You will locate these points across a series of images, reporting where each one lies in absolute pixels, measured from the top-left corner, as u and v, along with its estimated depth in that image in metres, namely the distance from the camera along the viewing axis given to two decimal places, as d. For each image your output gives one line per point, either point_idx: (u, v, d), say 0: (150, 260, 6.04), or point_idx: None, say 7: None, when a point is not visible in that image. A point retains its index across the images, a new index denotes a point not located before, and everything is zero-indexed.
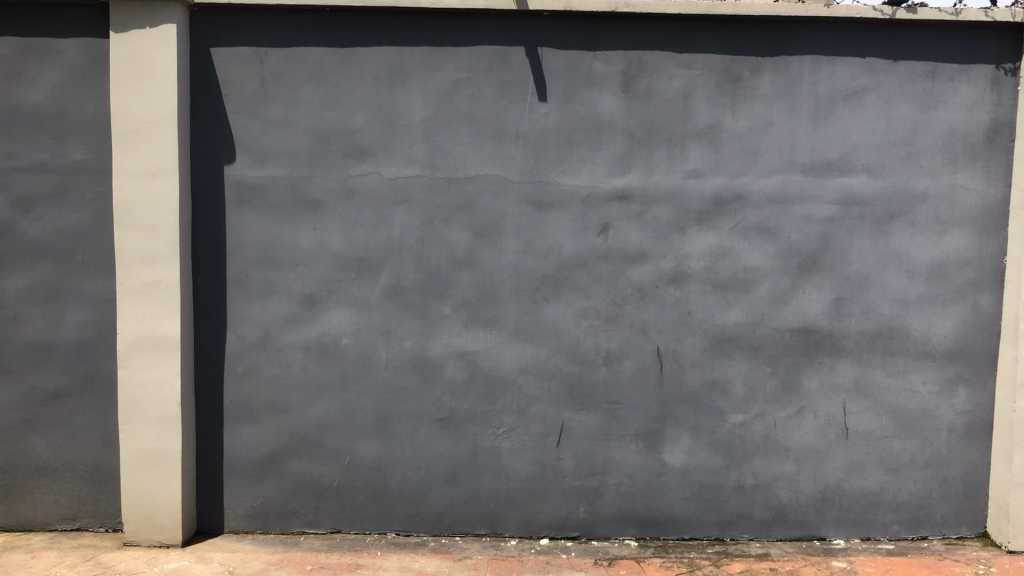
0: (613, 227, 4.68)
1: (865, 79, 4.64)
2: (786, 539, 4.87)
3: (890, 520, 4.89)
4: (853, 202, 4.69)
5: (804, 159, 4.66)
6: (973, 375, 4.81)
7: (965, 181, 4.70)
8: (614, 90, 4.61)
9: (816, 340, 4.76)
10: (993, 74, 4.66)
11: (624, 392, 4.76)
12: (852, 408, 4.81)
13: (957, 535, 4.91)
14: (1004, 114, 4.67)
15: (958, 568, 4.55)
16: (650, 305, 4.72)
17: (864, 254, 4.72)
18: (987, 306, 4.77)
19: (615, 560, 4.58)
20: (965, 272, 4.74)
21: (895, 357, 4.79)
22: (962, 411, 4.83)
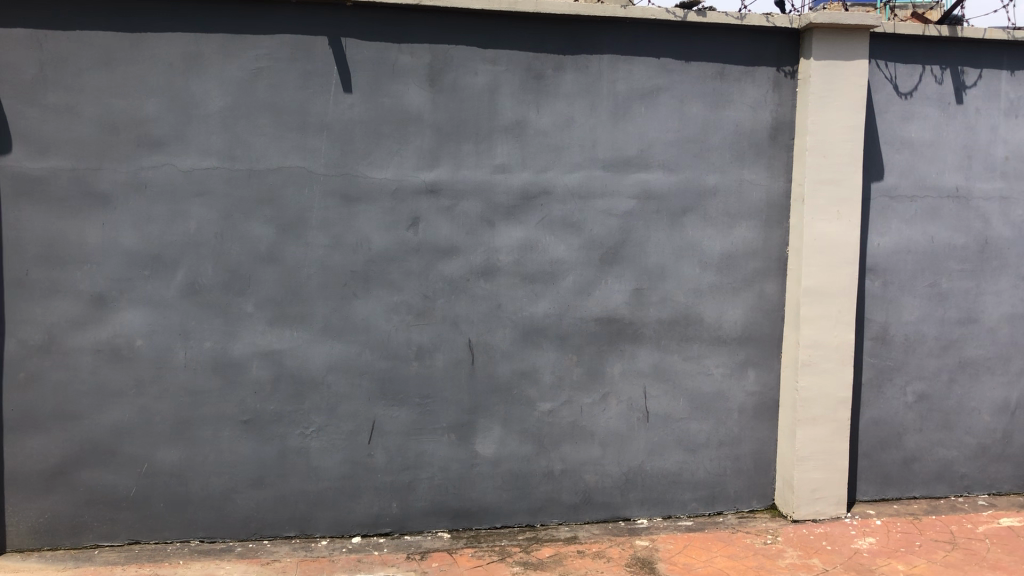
0: (422, 221, 4.67)
1: (660, 79, 4.85)
2: (594, 522, 5.05)
3: (689, 498, 5.16)
4: (650, 196, 4.90)
5: (605, 154, 4.82)
6: (761, 358, 5.14)
7: (751, 176, 5.01)
8: (419, 83, 4.60)
9: (618, 329, 4.95)
10: (775, 77, 4.99)
11: (435, 385, 4.77)
12: (653, 392, 5.04)
13: (748, 508, 5.26)
14: (785, 114, 5.02)
15: (749, 539, 4.86)
16: (460, 298, 4.75)
17: (661, 245, 4.94)
18: (772, 294, 5.11)
19: (427, 553, 4.59)
20: (752, 262, 5.07)
21: (691, 343, 5.04)
22: (751, 391, 5.16)
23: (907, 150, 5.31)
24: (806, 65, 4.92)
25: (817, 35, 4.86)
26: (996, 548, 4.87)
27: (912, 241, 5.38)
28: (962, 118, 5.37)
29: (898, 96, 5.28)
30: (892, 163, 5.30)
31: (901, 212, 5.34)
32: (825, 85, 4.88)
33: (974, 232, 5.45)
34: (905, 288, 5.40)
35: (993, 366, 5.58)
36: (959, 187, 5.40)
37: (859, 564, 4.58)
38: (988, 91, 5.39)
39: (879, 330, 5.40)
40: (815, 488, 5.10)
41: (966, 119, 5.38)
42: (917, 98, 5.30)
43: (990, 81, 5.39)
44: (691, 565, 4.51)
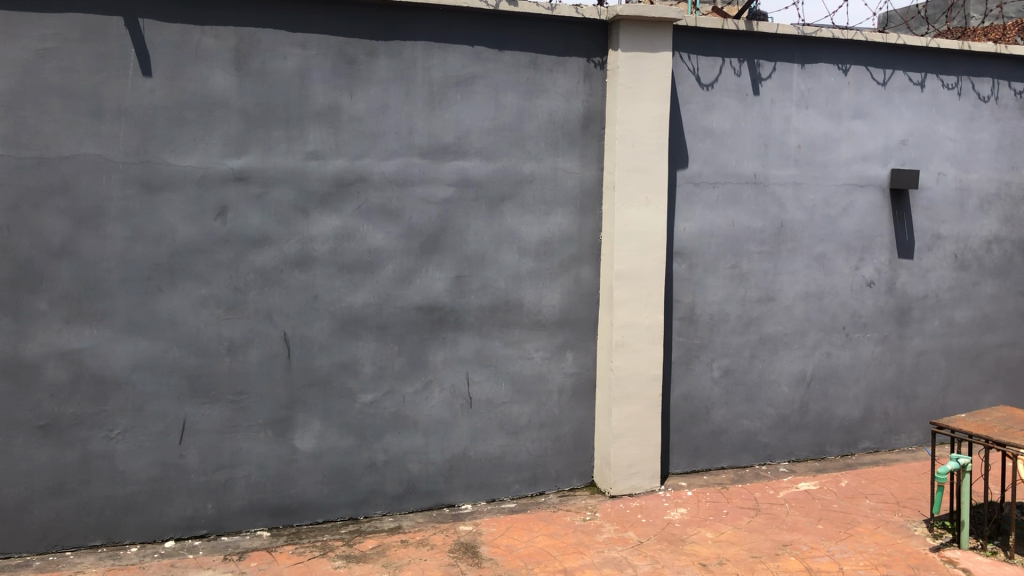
0: (232, 210, 4.51)
1: (474, 67, 4.88)
2: (418, 510, 5.05)
3: (512, 481, 5.25)
4: (468, 184, 4.93)
5: (421, 142, 4.81)
6: (578, 341, 5.29)
7: (564, 164, 5.13)
8: (225, 67, 4.42)
9: (439, 317, 4.95)
10: (585, 67, 5.13)
11: (250, 380, 4.63)
12: (475, 378, 5.08)
13: (569, 487, 5.41)
14: (595, 103, 5.17)
15: (569, 517, 5.00)
16: (274, 290, 4.62)
17: (480, 233, 4.98)
18: (587, 278, 5.27)
19: (245, 553, 4.45)
20: (568, 247, 5.20)
21: (511, 328, 5.12)
22: (570, 373, 5.30)
23: (710, 139, 5.58)
24: (614, 56, 5.07)
25: (625, 27, 5.02)
26: (794, 510, 5.22)
27: (716, 226, 5.67)
28: (758, 109, 5.69)
29: (701, 87, 5.53)
30: (696, 151, 5.55)
31: (706, 198, 5.62)
32: (632, 75, 5.05)
33: (771, 216, 5.80)
34: (710, 270, 5.68)
35: (791, 341, 5.98)
36: (757, 174, 5.73)
37: (671, 534, 4.80)
38: (781, 83, 5.74)
39: (687, 310, 5.66)
40: (630, 463, 5.31)
41: (762, 110, 5.71)
42: (718, 89, 5.57)
43: (783, 74, 5.73)
44: (513, 547, 4.59)
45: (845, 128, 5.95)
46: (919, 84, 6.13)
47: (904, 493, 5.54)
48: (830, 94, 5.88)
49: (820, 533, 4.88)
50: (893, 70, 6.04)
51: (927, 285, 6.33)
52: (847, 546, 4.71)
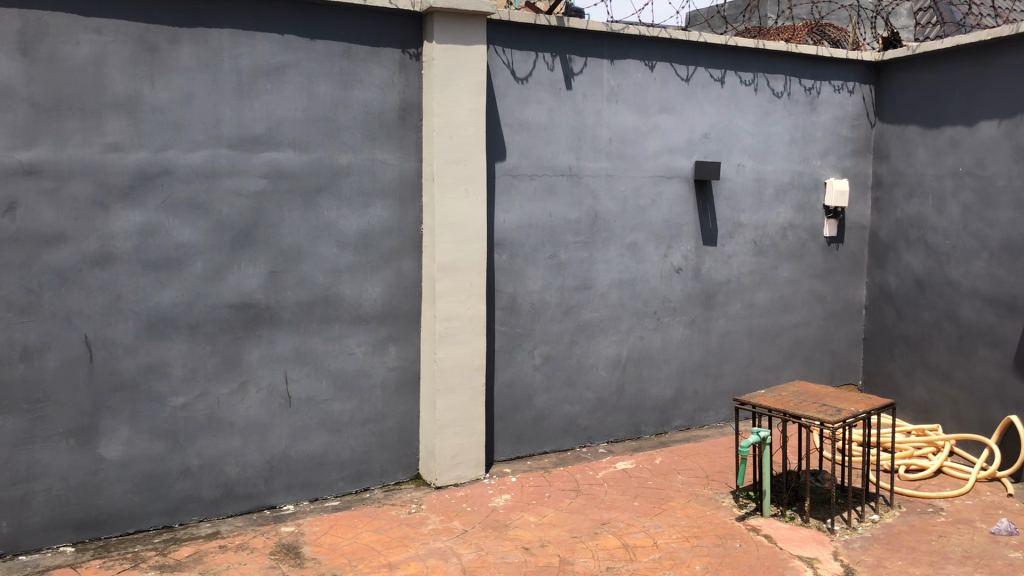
0: (22, 206, 4.20)
1: (286, 56, 4.75)
2: (237, 514, 4.90)
3: (335, 478, 5.18)
4: (281, 176, 4.80)
5: (231, 133, 4.64)
6: (400, 334, 5.28)
7: (382, 156, 5.10)
8: (10, 52, 4.11)
9: (254, 314, 4.81)
10: (400, 58, 5.11)
11: (48, 388, 4.34)
12: (293, 376, 4.96)
13: (394, 481, 5.40)
14: (411, 95, 5.16)
15: (394, 511, 4.99)
16: (73, 291, 4.35)
17: (295, 226, 4.87)
18: (408, 271, 5.26)
19: (46, 572, 4.18)
20: (387, 240, 5.17)
21: (330, 324, 5.04)
22: (392, 366, 5.28)
23: (525, 131, 5.68)
24: (429, 48, 5.06)
25: (439, 19, 5.02)
26: (612, 490, 5.42)
27: (533, 217, 5.78)
28: (571, 103, 5.84)
29: (515, 80, 5.61)
30: (512, 143, 5.64)
31: (523, 190, 5.72)
32: (448, 68, 5.06)
33: (586, 207, 5.98)
34: (528, 260, 5.80)
35: (606, 327, 6.19)
36: (571, 166, 5.89)
37: (495, 521, 4.87)
38: (592, 78, 5.91)
39: (507, 300, 5.75)
40: (455, 454, 5.35)
41: (575, 104, 5.86)
42: (532, 83, 5.68)
43: (594, 69, 5.91)
44: (337, 544, 4.53)
45: (653, 122, 6.21)
46: (719, 80, 6.47)
47: (713, 467, 5.87)
48: (638, 89, 6.11)
49: (636, 511, 5.09)
50: (696, 66, 6.35)
51: (730, 271, 6.71)
52: (661, 521, 4.94)
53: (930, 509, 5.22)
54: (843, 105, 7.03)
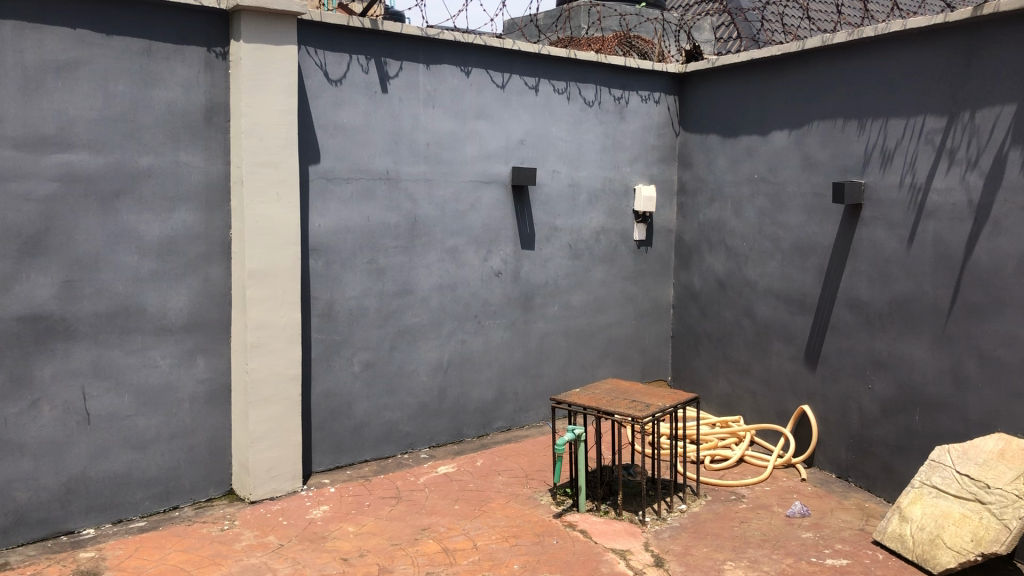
0: None
1: (79, 51, 4.46)
2: (30, 542, 4.55)
3: (140, 498, 4.91)
4: (74, 179, 4.50)
5: (16, 133, 4.31)
6: (210, 344, 5.07)
7: (187, 158, 4.88)
8: None
9: (46, 326, 4.48)
10: (206, 57, 4.90)
11: None
12: (92, 392, 4.66)
13: (206, 497, 5.18)
14: (218, 95, 4.97)
15: (205, 529, 4.78)
16: None
17: (91, 232, 4.58)
18: (217, 278, 5.06)
19: None
20: (193, 246, 4.95)
21: (132, 335, 4.77)
22: (201, 379, 5.06)
23: (340, 135, 5.59)
24: (236, 47, 4.88)
25: (246, 18, 4.85)
26: (433, 495, 5.41)
27: (350, 222, 5.69)
28: (386, 107, 5.80)
29: (329, 82, 5.51)
30: (327, 146, 5.54)
31: (338, 194, 5.62)
32: (257, 67, 4.90)
33: (404, 211, 5.95)
34: (346, 266, 5.71)
35: (427, 331, 6.19)
36: (388, 171, 5.84)
37: (313, 533, 4.76)
38: (408, 82, 5.89)
39: (324, 307, 5.63)
40: (270, 467, 5.19)
41: (390, 108, 5.82)
42: (346, 86, 5.59)
43: (409, 73, 5.89)
44: (142, 568, 4.29)
45: (470, 127, 6.25)
46: (533, 88, 6.59)
47: (531, 466, 5.97)
48: (454, 94, 6.14)
49: (456, 514, 5.11)
50: (511, 73, 6.44)
51: (547, 274, 6.86)
52: (481, 523, 4.98)
53: (733, 496, 5.53)
54: (650, 114, 7.33)
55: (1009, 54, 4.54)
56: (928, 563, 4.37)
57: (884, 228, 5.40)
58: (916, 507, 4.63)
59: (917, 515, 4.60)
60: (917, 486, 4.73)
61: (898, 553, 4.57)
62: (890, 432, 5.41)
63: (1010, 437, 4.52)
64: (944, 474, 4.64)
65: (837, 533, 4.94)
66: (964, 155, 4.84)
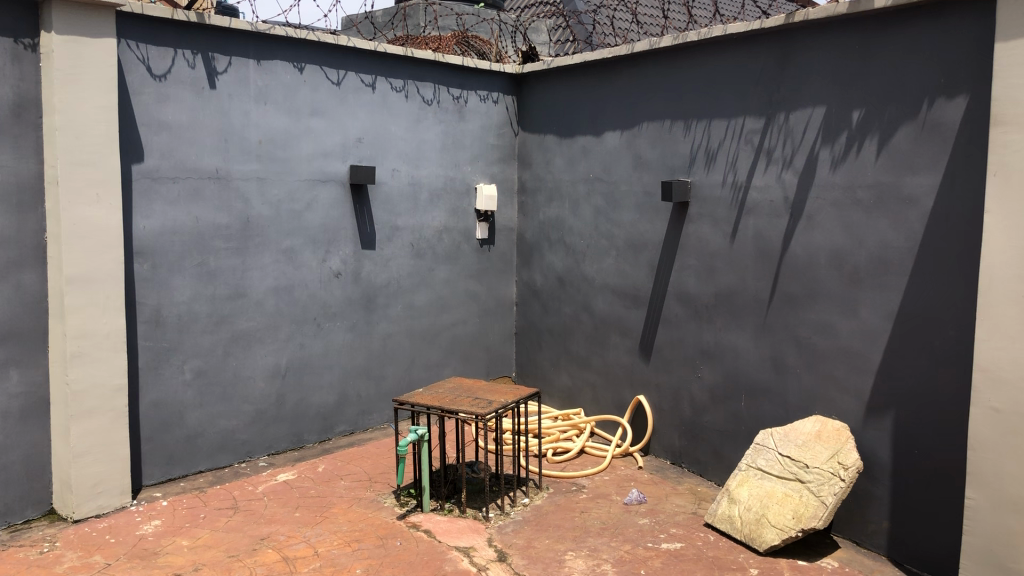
0: None
1: None
2: None
3: None
4: None
5: None
6: (25, 356, 4.75)
7: None
8: None
9: None
10: (13, 49, 4.58)
11: None
12: None
13: (23, 519, 4.85)
14: (29, 90, 4.65)
15: (22, 553, 4.47)
16: None
17: None
18: (31, 285, 4.75)
19: None
20: (4, 251, 4.62)
21: None
22: (16, 393, 4.73)
23: (166, 132, 5.35)
24: (47, 39, 4.59)
25: (58, 8, 4.57)
26: (272, 503, 5.27)
27: (177, 223, 5.46)
28: (215, 103, 5.59)
29: (152, 77, 5.27)
30: (151, 144, 5.29)
31: (164, 194, 5.38)
32: (71, 61, 4.62)
33: (236, 212, 5.77)
34: (175, 269, 5.47)
35: (263, 335, 6.02)
36: (218, 170, 5.64)
37: (143, 550, 4.54)
38: (238, 78, 5.70)
39: (151, 312, 5.38)
40: (95, 482, 4.91)
41: (219, 105, 5.62)
42: (171, 81, 5.36)
43: (239, 69, 5.70)
44: None
45: (304, 125, 6.12)
46: (370, 86, 6.52)
47: (375, 469, 5.91)
48: (287, 92, 5.99)
49: (297, 521, 5.00)
50: (346, 71, 6.34)
51: (388, 273, 6.79)
52: (323, 529, 4.88)
53: (574, 487, 5.66)
54: (489, 114, 7.39)
55: (818, 59, 4.84)
56: (754, 541, 4.61)
57: (710, 225, 5.65)
58: (743, 489, 4.88)
59: (744, 496, 4.84)
60: (743, 469, 4.98)
61: (727, 533, 4.80)
62: (719, 418, 5.67)
63: (825, 419, 4.83)
64: (767, 456, 4.91)
65: (671, 517, 5.13)
66: (780, 154, 5.12)
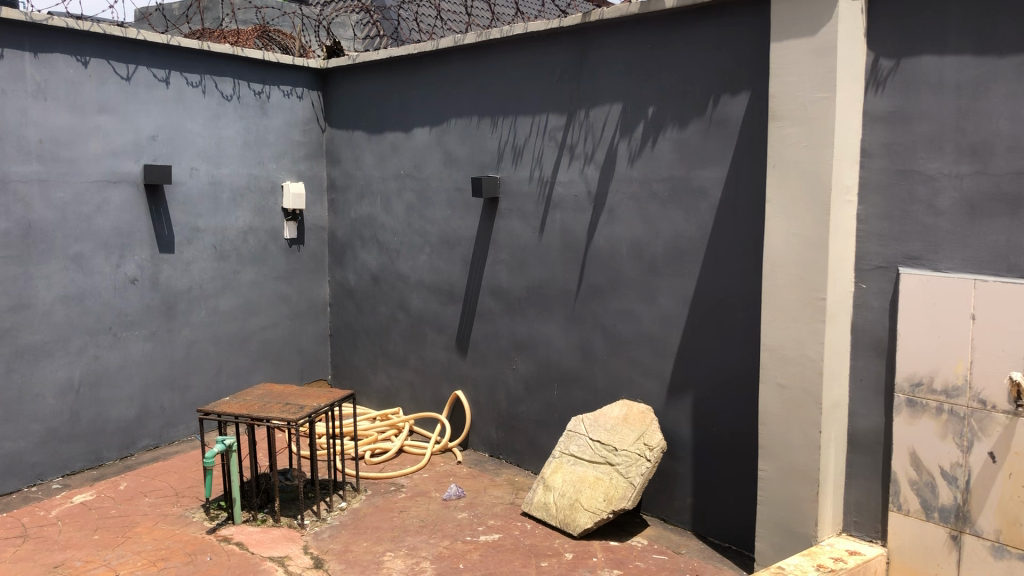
0: None
1: None
2: None
3: None
4: None
5: None
6: None
7: None
8: None
9: None
10: None
11: None
12: None
13: None
14: None
15: None
16: None
17: None
18: None
19: None
20: None
21: None
22: None
23: None
24: None
25: None
26: (66, 527, 4.92)
27: None
28: None
29: None
30: None
31: None
32: None
33: (14, 217, 5.34)
34: None
35: (51, 349, 5.60)
36: None
37: None
38: (11, 72, 5.27)
39: None
40: None
41: None
42: None
43: (12, 62, 5.27)
44: None
45: (90, 122, 5.74)
46: (163, 81, 6.20)
47: (182, 483, 5.63)
48: (69, 87, 5.60)
49: (95, 545, 4.69)
50: (136, 65, 6.00)
51: (190, 278, 6.49)
52: (125, 551, 4.61)
53: (392, 487, 5.61)
54: (293, 110, 7.18)
55: (614, 58, 5.01)
56: (569, 526, 4.73)
57: (519, 219, 5.75)
58: (557, 475, 4.99)
59: (558, 483, 4.96)
60: (557, 456, 5.10)
61: (543, 521, 4.90)
62: (533, 409, 5.78)
63: (632, 403, 5.01)
64: (579, 442, 5.05)
65: (489, 510, 5.19)
66: (582, 150, 5.27)
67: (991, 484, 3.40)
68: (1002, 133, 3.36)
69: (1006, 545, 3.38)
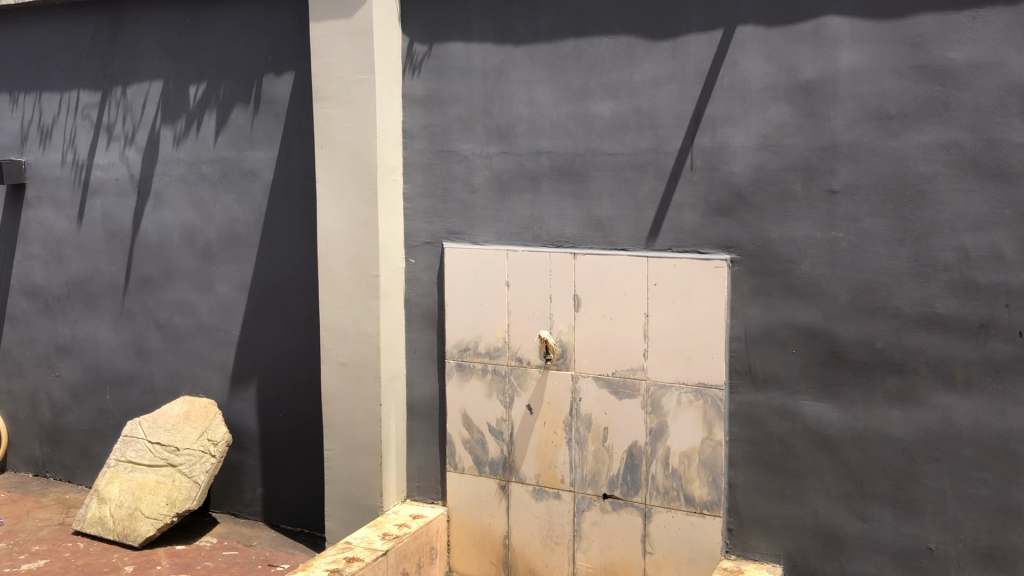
0: None
1: None
2: None
3: None
4: None
5: None
6: None
7: None
8: None
9: None
10: None
11: None
12: None
13: None
14: None
15: None
16: None
17: None
18: None
19: None
20: None
21: None
22: None
23: None
24: None
25: None
26: None
27: None
28: None
29: None
30: None
31: None
32: None
33: None
34: None
35: None
36: None
37: None
38: None
39: None
40: None
41: None
42: None
43: None
44: None
45: None
46: None
47: None
48: None
49: None
50: None
51: None
52: None
53: None
54: None
55: (149, 33, 4.69)
56: (128, 537, 4.39)
57: (51, 208, 5.16)
58: (113, 486, 4.58)
59: (115, 494, 4.55)
60: (112, 465, 4.66)
61: (98, 537, 4.48)
62: (83, 417, 5.23)
63: (192, 399, 4.74)
64: (136, 447, 4.66)
65: (33, 535, 4.62)
66: (120, 130, 4.87)
67: (530, 433, 3.75)
68: (521, 116, 3.66)
69: (545, 487, 3.74)
